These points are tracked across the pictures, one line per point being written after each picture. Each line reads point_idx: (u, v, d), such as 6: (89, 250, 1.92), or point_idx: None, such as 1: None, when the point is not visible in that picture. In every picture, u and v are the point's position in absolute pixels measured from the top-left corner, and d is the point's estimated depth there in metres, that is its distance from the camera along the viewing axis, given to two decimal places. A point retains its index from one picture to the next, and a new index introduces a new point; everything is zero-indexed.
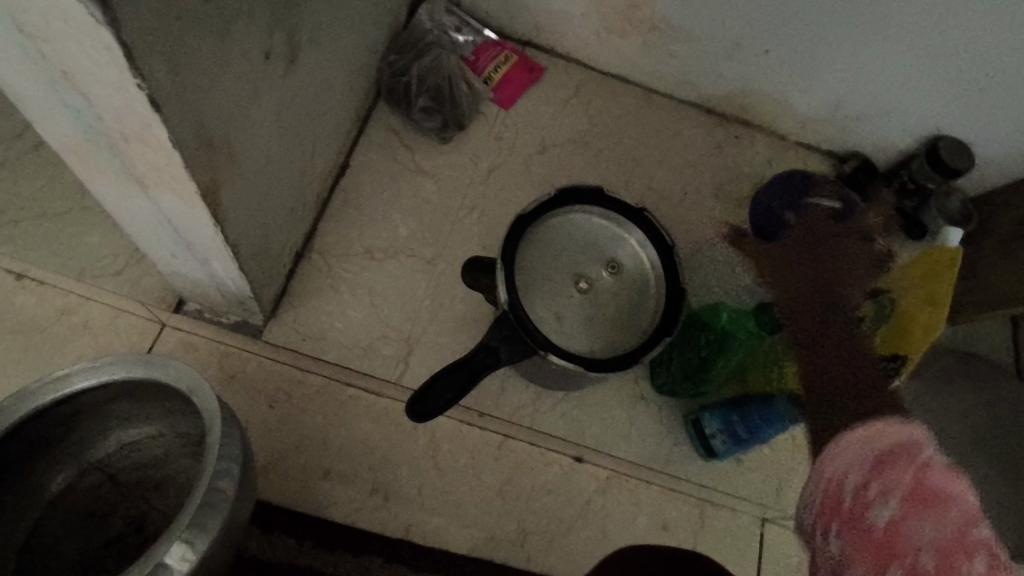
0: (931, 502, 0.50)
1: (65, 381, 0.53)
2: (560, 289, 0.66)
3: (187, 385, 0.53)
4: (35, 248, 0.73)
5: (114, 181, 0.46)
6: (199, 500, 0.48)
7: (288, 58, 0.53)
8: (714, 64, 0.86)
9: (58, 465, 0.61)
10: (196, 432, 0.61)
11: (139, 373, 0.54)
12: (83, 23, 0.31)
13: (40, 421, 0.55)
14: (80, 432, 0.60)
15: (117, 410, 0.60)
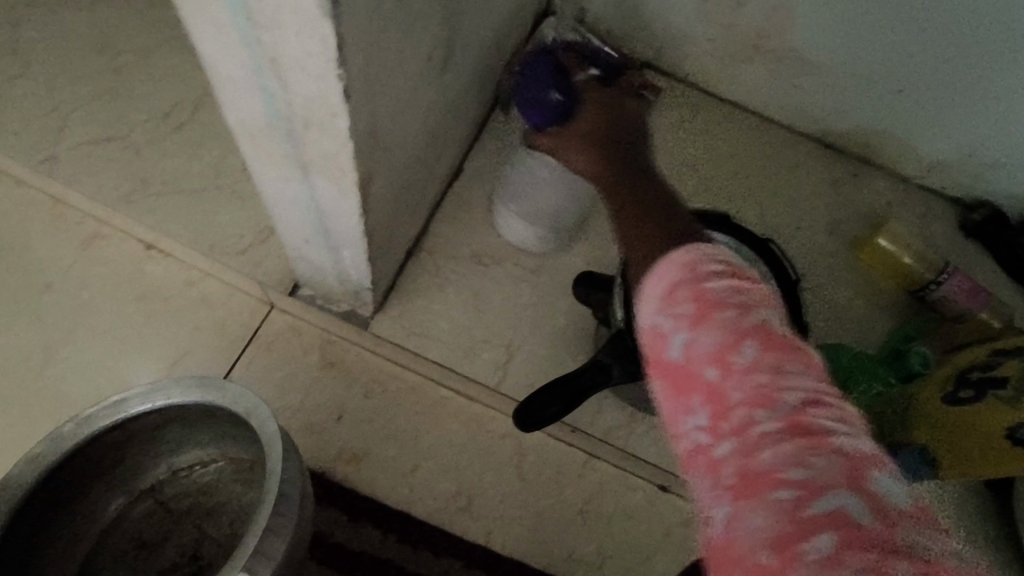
0: (747, 381, 0.34)
1: (121, 406, 0.55)
2: None
3: (243, 409, 0.54)
4: (168, 220, 0.77)
5: (280, 165, 0.48)
6: (263, 524, 0.49)
7: (442, 61, 0.55)
8: (840, 98, 0.84)
9: (115, 487, 0.63)
10: (247, 455, 0.63)
11: (195, 398, 0.55)
12: (310, 15, 0.33)
13: (92, 449, 0.57)
14: (135, 455, 0.62)
15: (169, 435, 0.62)
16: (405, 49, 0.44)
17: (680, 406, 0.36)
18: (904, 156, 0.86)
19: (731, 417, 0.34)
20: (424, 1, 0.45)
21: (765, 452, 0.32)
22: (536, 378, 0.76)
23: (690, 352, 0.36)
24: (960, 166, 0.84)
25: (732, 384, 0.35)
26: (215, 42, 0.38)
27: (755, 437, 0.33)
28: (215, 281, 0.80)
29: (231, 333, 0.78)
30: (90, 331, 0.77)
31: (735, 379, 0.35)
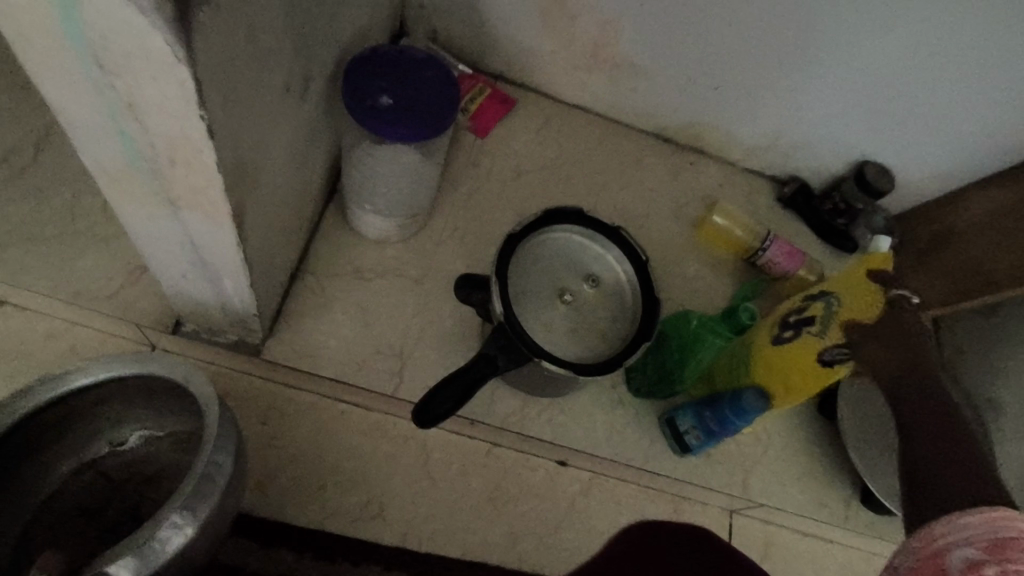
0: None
1: (63, 380, 0.56)
2: (547, 301, 0.72)
3: (181, 374, 0.58)
4: (23, 270, 0.73)
5: (146, 202, 0.49)
6: (187, 490, 0.52)
7: (301, 90, 0.58)
8: (670, 98, 0.95)
9: (56, 460, 0.63)
10: (189, 424, 0.65)
11: (134, 367, 0.58)
12: (163, 62, 0.35)
13: (37, 424, 0.58)
14: (77, 427, 0.62)
15: (106, 412, 0.63)
16: (261, 83, 0.47)
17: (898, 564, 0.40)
18: (727, 144, 1.00)
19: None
20: (277, 39, 0.48)
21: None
22: (432, 379, 0.80)
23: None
24: (770, 149, 0.99)
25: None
26: (65, 91, 0.38)
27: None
28: None
29: None
30: None
31: None
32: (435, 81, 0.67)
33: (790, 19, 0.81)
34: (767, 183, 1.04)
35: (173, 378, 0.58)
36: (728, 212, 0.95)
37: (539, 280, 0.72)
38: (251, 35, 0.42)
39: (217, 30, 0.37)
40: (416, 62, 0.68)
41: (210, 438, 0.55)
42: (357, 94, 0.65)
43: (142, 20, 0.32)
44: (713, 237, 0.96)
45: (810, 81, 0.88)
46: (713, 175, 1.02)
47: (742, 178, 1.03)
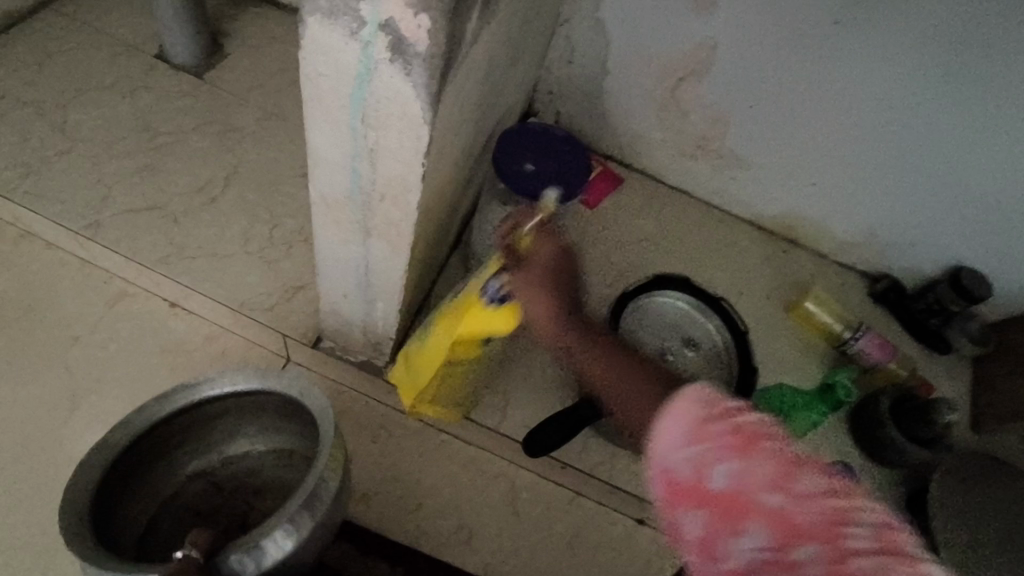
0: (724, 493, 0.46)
1: (195, 391, 0.66)
2: (648, 357, 0.78)
3: (297, 392, 0.65)
4: (201, 279, 0.86)
5: (344, 229, 0.59)
6: (309, 487, 0.58)
7: (469, 152, 0.69)
8: (770, 190, 1.03)
9: (177, 464, 0.71)
10: (293, 442, 0.72)
11: (255, 381, 0.66)
12: (413, 121, 0.45)
13: (167, 427, 0.67)
14: (198, 439, 0.71)
15: (223, 427, 0.71)
16: (454, 144, 0.58)
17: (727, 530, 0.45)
18: (821, 236, 1.06)
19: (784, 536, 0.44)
20: (470, 110, 0.59)
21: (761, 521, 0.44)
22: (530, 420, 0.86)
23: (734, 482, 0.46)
24: (864, 245, 1.04)
25: (796, 508, 0.44)
26: (324, 136, 0.50)
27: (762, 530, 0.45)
28: (235, 336, 0.88)
29: None
30: (120, 379, 0.84)
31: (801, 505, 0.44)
32: (571, 154, 0.78)
33: (892, 130, 0.89)
34: (858, 278, 1.08)
35: (288, 394, 0.65)
36: (821, 300, 1.00)
37: (642, 338, 0.79)
38: (461, 107, 0.53)
39: (448, 100, 0.48)
40: (556, 138, 0.79)
41: (322, 458, 0.60)
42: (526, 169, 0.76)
43: (411, 90, 0.43)
44: (805, 322, 1.00)
45: (907, 186, 0.94)
46: (806, 265, 1.07)
47: (833, 270, 1.08)
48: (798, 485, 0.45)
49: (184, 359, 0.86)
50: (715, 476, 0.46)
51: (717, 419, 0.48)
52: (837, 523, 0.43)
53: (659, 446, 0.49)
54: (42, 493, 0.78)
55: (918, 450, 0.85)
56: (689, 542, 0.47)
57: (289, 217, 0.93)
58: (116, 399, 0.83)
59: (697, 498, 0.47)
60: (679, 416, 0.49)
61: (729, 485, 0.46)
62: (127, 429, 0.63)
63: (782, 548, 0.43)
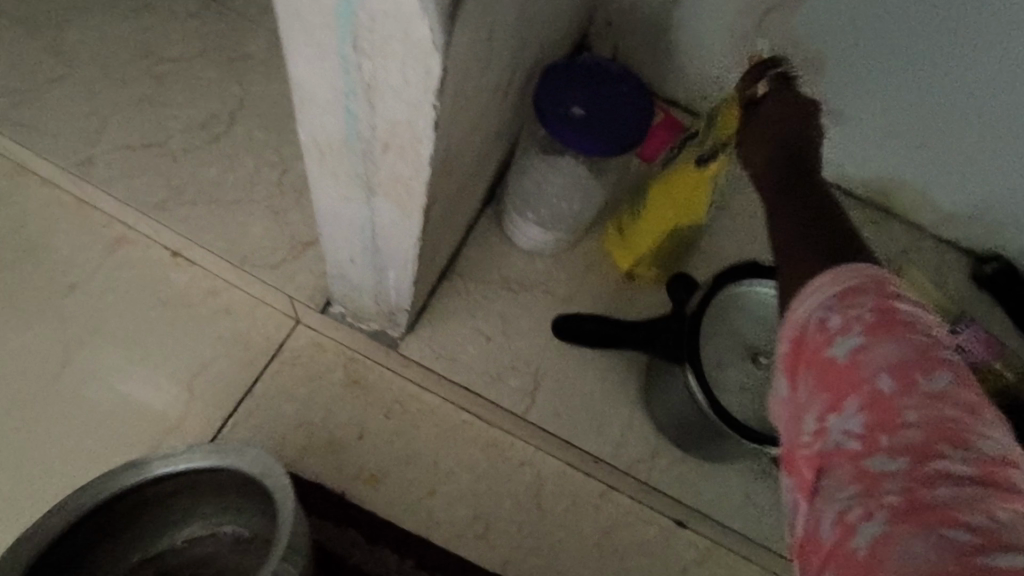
0: (893, 329, 0.34)
1: (145, 467, 0.58)
2: (740, 346, 0.70)
3: (257, 469, 0.57)
4: (202, 227, 0.77)
5: (344, 183, 0.48)
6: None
7: (505, 91, 0.55)
8: (866, 147, 0.86)
9: (122, 551, 0.64)
10: (253, 524, 0.65)
11: (213, 460, 0.58)
12: (420, 48, 0.33)
13: (110, 511, 0.60)
14: (150, 517, 0.64)
15: (178, 505, 0.64)
16: (482, 79, 0.45)
17: (822, 400, 0.35)
18: (923, 204, 0.89)
19: (876, 409, 0.32)
20: (506, 36, 0.46)
21: (876, 376, 0.33)
22: (564, 407, 0.75)
23: (857, 357, 0.34)
24: (975, 217, 0.87)
25: (906, 405, 0.32)
26: (310, 65, 0.38)
27: (883, 399, 0.32)
28: (238, 293, 0.80)
29: (255, 345, 0.78)
30: (116, 335, 0.77)
31: (914, 400, 0.32)
32: (629, 98, 0.63)
33: None
34: (959, 257, 0.91)
35: (251, 473, 0.57)
36: (916, 284, 0.84)
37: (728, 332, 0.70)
38: (489, 32, 0.40)
39: (471, 19, 0.35)
40: (612, 76, 0.64)
41: (281, 546, 0.53)
42: (573, 113, 0.61)
43: (416, 3, 0.31)
44: None
45: None
46: (898, 239, 0.91)
47: (930, 246, 0.91)
48: (873, 353, 0.33)
49: (184, 316, 0.78)
50: (850, 408, 0.33)
51: (868, 309, 0.35)
52: (941, 437, 0.30)
53: (798, 301, 0.38)
54: (33, 456, 0.72)
55: None
56: (791, 408, 0.37)
57: (301, 160, 0.82)
58: (111, 354, 0.77)
59: (820, 380, 0.35)
60: (847, 301, 0.35)
61: (848, 393, 0.34)
62: (56, 518, 0.56)
63: (870, 445, 0.32)
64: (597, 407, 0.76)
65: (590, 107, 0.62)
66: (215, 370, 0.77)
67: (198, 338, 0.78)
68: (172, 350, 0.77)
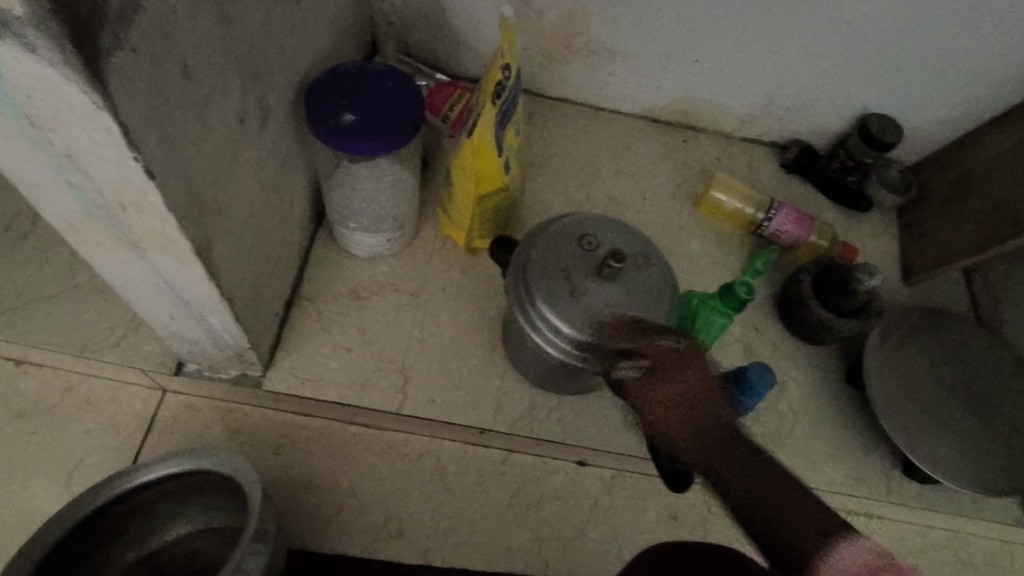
0: None
1: (135, 473, 0.61)
2: (553, 279, 0.66)
3: (232, 467, 0.61)
4: (32, 329, 0.76)
5: (114, 250, 0.49)
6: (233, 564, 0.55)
7: (260, 119, 0.57)
8: (653, 77, 0.93)
9: (117, 554, 0.67)
10: (235, 520, 0.67)
11: (193, 464, 0.61)
12: (86, 109, 0.35)
13: (103, 517, 0.62)
14: (143, 519, 0.66)
15: (168, 505, 0.67)
16: (207, 120, 0.47)
17: None
18: (719, 114, 0.97)
19: None
20: (222, 75, 0.48)
21: None
22: (437, 392, 0.78)
23: None
24: (764, 114, 0.96)
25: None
26: (7, 152, 0.39)
27: None
28: (95, 380, 0.79)
29: (124, 427, 0.77)
30: None
31: None
32: (396, 95, 0.67)
33: None
34: (766, 151, 1.00)
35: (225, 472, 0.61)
36: (729, 185, 0.92)
37: (557, 254, 0.68)
38: (182, 77, 0.42)
39: (138, 71, 0.37)
40: (376, 76, 0.67)
41: (247, 534, 0.56)
42: (344, 122, 0.64)
43: (53, 71, 0.33)
44: (715, 213, 0.93)
45: (793, 39, 0.84)
46: (709, 150, 0.99)
47: (738, 149, 0.99)
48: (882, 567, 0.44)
49: (44, 419, 0.77)
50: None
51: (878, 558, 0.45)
52: None
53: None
54: None
55: (846, 322, 0.80)
56: None
57: None
58: None
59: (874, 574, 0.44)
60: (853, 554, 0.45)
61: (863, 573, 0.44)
62: (56, 527, 0.58)
63: None
64: (471, 382, 0.79)
65: (361, 113, 0.65)
66: (90, 464, 0.75)
67: (65, 435, 0.76)
68: (38, 457, 0.75)
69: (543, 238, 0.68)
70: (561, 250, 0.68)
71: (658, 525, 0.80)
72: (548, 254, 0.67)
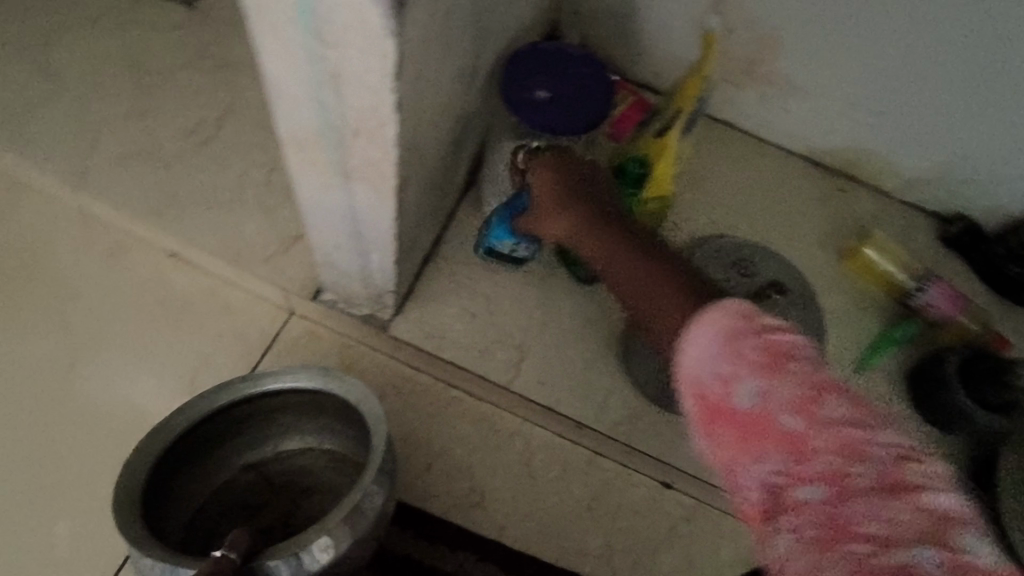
0: (853, 454, 0.39)
1: (259, 382, 0.63)
2: None
3: (354, 396, 0.61)
4: (197, 227, 0.81)
5: (323, 172, 0.52)
6: (354, 502, 0.56)
7: (469, 79, 0.59)
8: (827, 120, 0.90)
9: (228, 458, 0.69)
10: (345, 445, 0.68)
11: (316, 382, 0.62)
12: (375, 33, 0.37)
13: (223, 418, 0.65)
14: (255, 430, 0.68)
15: (280, 421, 0.68)
16: (441, 68, 0.49)
17: (744, 456, 0.41)
18: (885, 172, 0.93)
19: (815, 463, 0.39)
20: (462, 28, 0.50)
21: (856, 504, 0.38)
22: (548, 378, 0.78)
23: (758, 403, 0.41)
24: (935, 181, 0.91)
25: (847, 508, 0.38)
26: (277, 57, 0.42)
27: (847, 487, 0.38)
28: (236, 288, 0.84)
29: (253, 338, 0.82)
30: (117, 333, 0.81)
31: (818, 429, 0.40)
32: (589, 82, 0.67)
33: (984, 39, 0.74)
34: (925, 219, 0.94)
35: (346, 400, 0.62)
36: (884, 246, 0.88)
37: (711, 272, 0.67)
38: (441, 21, 0.44)
39: (420, 8, 0.39)
40: (573, 61, 0.68)
41: (372, 468, 0.57)
42: (536, 101, 0.65)
43: None
44: (864, 271, 0.89)
45: (996, 109, 0.79)
46: (865, 205, 0.94)
47: (897, 211, 0.94)
48: (823, 409, 0.40)
49: (187, 312, 0.82)
50: (742, 395, 0.42)
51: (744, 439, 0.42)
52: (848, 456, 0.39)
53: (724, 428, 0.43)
54: (46, 452, 0.75)
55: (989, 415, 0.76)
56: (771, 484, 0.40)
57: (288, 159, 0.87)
58: (117, 352, 0.80)
59: (747, 441, 0.41)
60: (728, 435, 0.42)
61: (768, 385, 0.41)
62: (184, 417, 0.62)
63: (797, 480, 0.39)
64: (582, 378, 0.79)
65: (554, 95, 0.66)
66: (217, 362, 0.80)
67: (200, 332, 0.81)
68: (173, 345, 0.80)
69: (704, 252, 0.68)
70: (716, 269, 0.67)
71: (733, 570, 0.77)
72: (702, 273, 0.66)
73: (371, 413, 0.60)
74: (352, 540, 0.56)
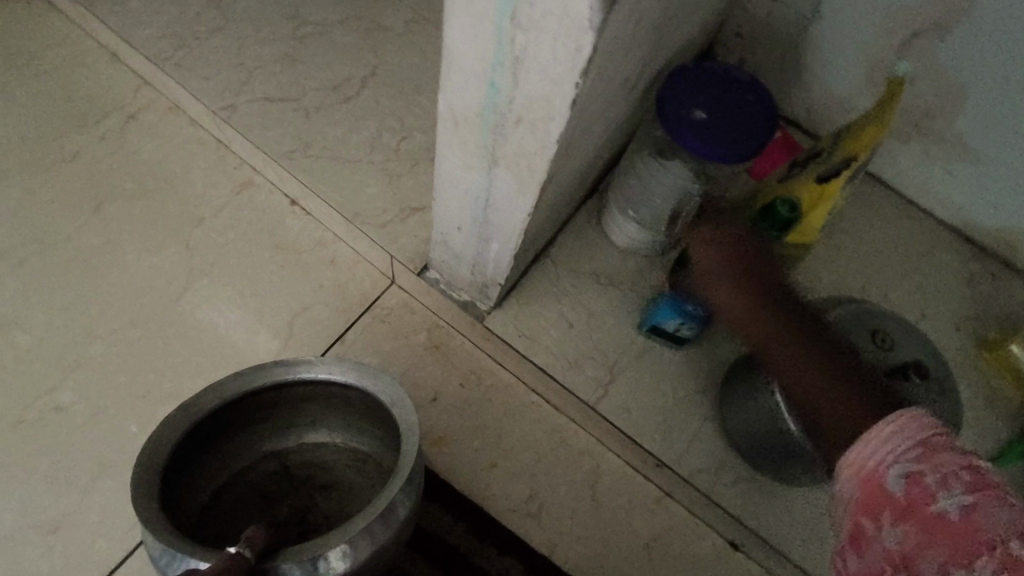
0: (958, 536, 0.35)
1: (295, 368, 0.60)
2: None
3: (390, 396, 0.58)
4: (322, 180, 0.83)
5: (470, 153, 0.51)
6: (379, 508, 0.52)
7: (632, 86, 0.56)
8: (997, 197, 0.81)
9: (248, 444, 0.66)
10: (373, 446, 0.66)
11: (354, 376, 0.60)
12: (576, 24, 0.35)
13: (251, 402, 0.61)
14: (281, 417, 0.65)
15: (307, 411, 0.66)
16: (616, 70, 0.46)
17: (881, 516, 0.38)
18: None
19: (939, 541, 0.36)
20: (647, 33, 0.47)
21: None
22: (634, 405, 0.75)
23: (915, 473, 0.38)
24: None
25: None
26: (462, 30, 0.41)
27: (960, 571, 0.34)
28: (346, 246, 0.85)
29: (351, 297, 0.83)
30: (229, 265, 0.84)
31: (971, 510, 0.36)
32: (751, 109, 0.63)
33: None
34: None
35: (382, 400, 0.59)
36: None
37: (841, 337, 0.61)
38: (635, 21, 0.41)
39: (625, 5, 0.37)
40: (738, 85, 0.64)
41: (402, 475, 0.53)
42: (692, 118, 0.62)
43: None
44: (1003, 367, 0.80)
45: None
46: (1017, 297, 0.85)
47: None
48: (982, 500, 0.36)
49: (295, 259, 0.84)
50: (910, 470, 0.38)
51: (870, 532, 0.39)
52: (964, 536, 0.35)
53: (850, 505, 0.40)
54: (145, 363, 0.78)
55: None
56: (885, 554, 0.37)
57: (419, 131, 0.87)
58: (225, 284, 0.83)
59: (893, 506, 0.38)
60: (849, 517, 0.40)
61: (933, 463, 0.38)
62: (216, 394, 0.58)
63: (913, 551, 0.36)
64: (670, 412, 0.76)
65: (712, 115, 0.62)
66: (313, 314, 0.82)
67: (303, 282, 0.83)
68: (276, 289, 0.83)
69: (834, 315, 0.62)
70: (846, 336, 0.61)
71: None
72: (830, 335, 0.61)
73: (405, 416, 0.57)
74: (383, 540, 0.52)
